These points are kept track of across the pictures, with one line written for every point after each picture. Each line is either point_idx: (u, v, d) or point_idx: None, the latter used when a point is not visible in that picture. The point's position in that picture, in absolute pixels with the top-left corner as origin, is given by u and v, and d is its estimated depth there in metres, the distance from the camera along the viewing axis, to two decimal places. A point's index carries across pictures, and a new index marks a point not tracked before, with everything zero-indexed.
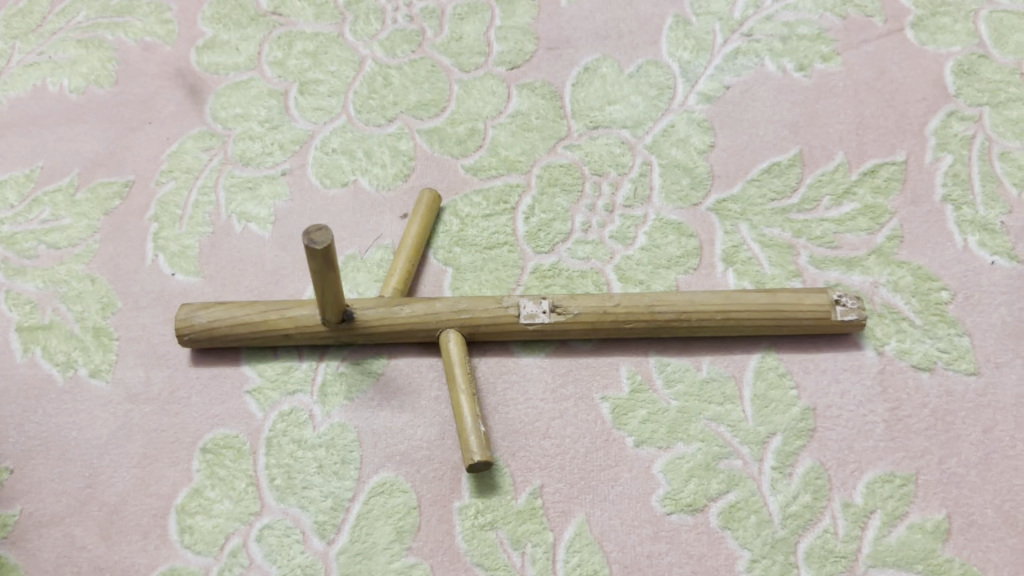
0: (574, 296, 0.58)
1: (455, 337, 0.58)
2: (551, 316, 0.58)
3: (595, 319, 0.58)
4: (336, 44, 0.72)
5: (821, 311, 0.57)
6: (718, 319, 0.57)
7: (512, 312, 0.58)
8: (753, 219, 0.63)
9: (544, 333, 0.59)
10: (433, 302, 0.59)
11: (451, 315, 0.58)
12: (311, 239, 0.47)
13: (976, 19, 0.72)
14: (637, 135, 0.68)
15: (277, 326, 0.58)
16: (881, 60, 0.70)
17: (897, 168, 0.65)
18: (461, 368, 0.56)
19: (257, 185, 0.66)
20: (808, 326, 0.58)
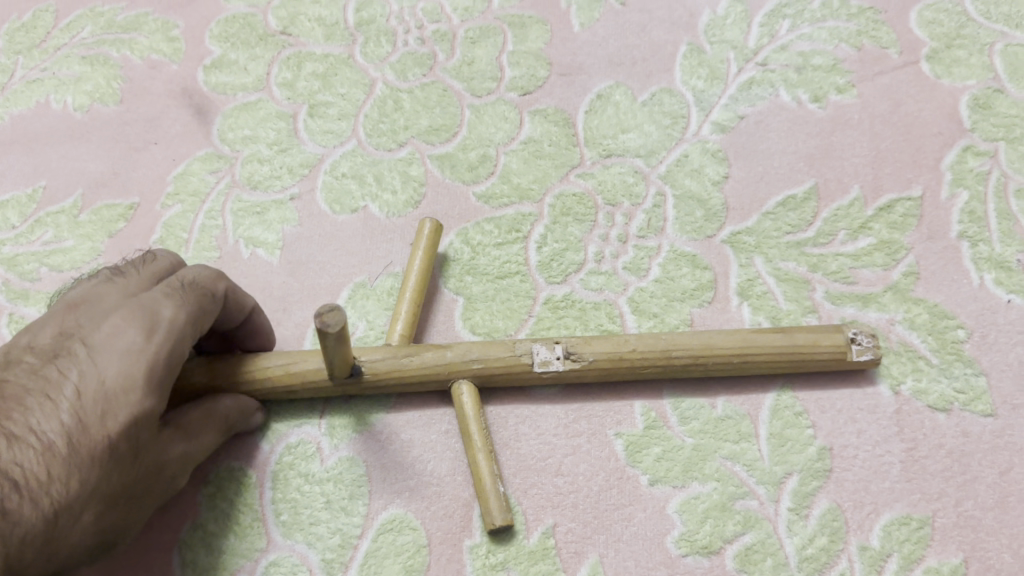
0: (589, 341, 0.57)
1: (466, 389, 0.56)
2: (566, 363, 0.56)
3: (611, 360, 0.56)
4: (346, 66, 0.71)
5: (835, 347, 0.57)
6: (735, 364, 0.57)
7: (525, 360, 0.56)
8: (767, 252, 0.63)
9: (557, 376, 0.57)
10: (441, 349, 0.57)
11: (462, 365, 0.56)
12: (324, 318, 0.45)
13: (991, 53, 0.71)
14: (650, 165, 0.67)
15: (281, 383, 0.55)
16: (896, 92, 0.70)
17: (913, 204, 0.65)
18: (476, 425, 0.55)
19: (265, 210, 0.65)
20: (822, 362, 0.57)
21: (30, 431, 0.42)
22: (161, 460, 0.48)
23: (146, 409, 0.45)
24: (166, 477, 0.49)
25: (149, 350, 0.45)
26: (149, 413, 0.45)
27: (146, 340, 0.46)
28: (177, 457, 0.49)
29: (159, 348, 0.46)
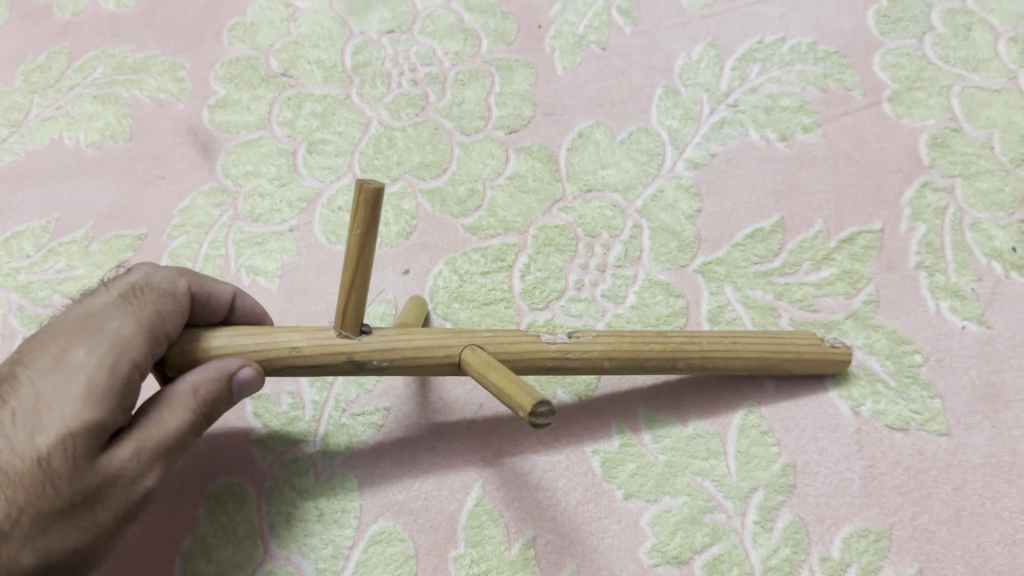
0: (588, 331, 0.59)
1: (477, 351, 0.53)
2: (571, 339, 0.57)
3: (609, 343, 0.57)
4: (343, 106, 0.76)
5: (813, 340, 0.62)
6: (727, 342, 0.59)
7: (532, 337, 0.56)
8: (737, 281, 0.67)
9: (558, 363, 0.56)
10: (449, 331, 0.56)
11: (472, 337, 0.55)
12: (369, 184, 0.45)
13: (949, 95, 0.76)
14: (628, 200, 0.71)
15: (281, 343, 0.52)
16: (859, 132, 0.74)
17: (874, 236, 0.69)
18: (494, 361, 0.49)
19: (266, 240, 0.69)
20: (792, 363, 0.61)
21: None
22: (114, 467, 0.45)
23: (81, 419, 0.45)
24: (125, 485, 0.46)
25: (86, 365, 0.46)
26: (88, 422, 0.45)
27: (85, 356, 0.46)
28: (134, 459, 0.46)
29: (95, 362, 0.46)
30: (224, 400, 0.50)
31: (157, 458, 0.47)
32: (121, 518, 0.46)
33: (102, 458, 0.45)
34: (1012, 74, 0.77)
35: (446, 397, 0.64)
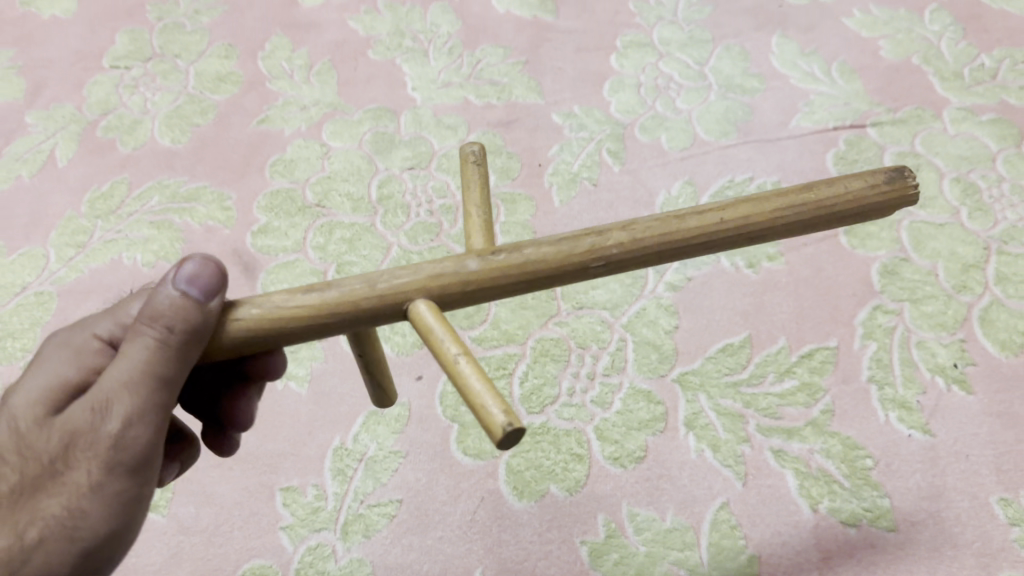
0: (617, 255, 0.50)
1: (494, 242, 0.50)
2: None
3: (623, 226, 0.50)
4: (368, 232, 0.86)
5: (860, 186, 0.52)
6: None
7: None
8: (709, 390, 0.76)
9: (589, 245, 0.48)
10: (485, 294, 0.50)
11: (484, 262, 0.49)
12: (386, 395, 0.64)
13: (899, 227, 0.86)
14: (615, 316, 0.81)
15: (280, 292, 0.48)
16: (818, 260, 0.85)
17: (830, 352, 0.78)
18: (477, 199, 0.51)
19: (297, 350, 0.79)
20: (841, 193, 0.50)
21: None
22: (72, 422, 0.46)
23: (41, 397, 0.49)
24: (90, 435, 0.45)
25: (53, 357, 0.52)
26: (44, 400, 0.49)
27: (50, 350, 0.53)
28: (88, 410, 0.46)
29: (58, 353, 0.52)
30: (190, 309, 0.46)
31: (114, 399, 0.45)
32: (97, 466, 0.45)
33: (66, 418, 0.46)
34: (953, 211, 0.87)
35: (451, 490, 0.72)
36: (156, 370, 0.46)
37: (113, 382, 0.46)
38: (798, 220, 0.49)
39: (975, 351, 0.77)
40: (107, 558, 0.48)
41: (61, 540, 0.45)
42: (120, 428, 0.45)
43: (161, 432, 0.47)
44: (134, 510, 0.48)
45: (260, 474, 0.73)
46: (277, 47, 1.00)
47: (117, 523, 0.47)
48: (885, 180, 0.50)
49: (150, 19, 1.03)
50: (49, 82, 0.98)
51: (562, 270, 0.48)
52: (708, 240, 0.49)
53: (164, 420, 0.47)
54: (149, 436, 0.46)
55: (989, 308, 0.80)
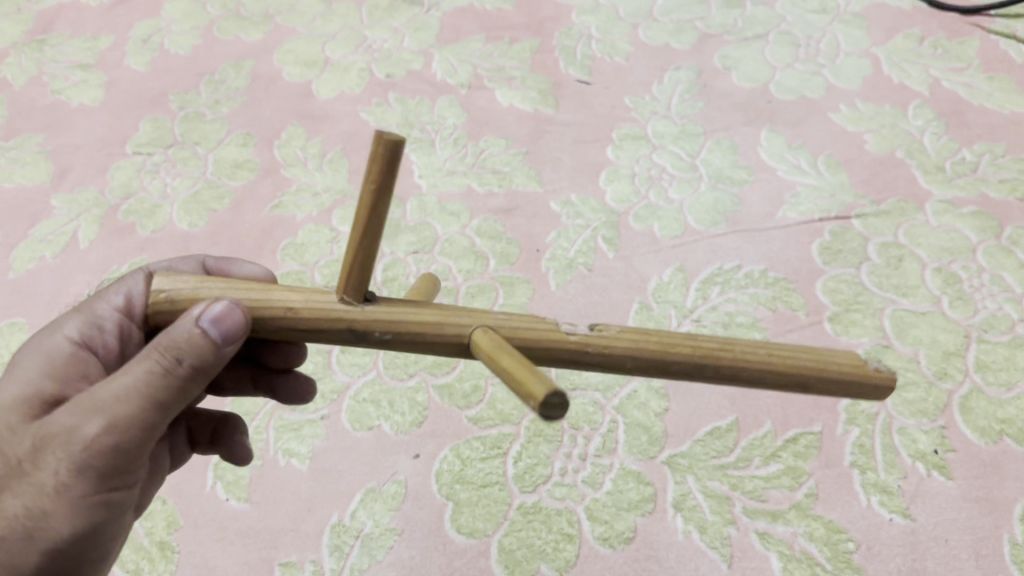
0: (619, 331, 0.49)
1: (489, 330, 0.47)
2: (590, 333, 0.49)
3: (633, 338, 0.48)
4: None
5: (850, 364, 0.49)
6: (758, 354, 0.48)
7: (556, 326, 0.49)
8: (697, 472, 0.79)
9: (573, 359, 0.49)
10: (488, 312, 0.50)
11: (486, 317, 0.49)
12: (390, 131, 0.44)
13: (882, 315, 0.90)
14: (607, 397, 0.85)
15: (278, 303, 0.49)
16: (803, 346, 0.88)
17: (814, 437, 0.81)
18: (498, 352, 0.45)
19: (301, 427, 0.83)
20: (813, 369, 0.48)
21: None
22: (52, 429, 0.50)
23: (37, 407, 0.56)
24: (66, 443, 0.50)
25: (31, 362, 0.60)
26: (26, 405, 0.56)
27: (33, 356, 0.61)
28: (68, 420, 0.50)
29: (33, 357, 0.60)
30: (202, 348, 0.48)
31: (94, 414, 0.49)
32: (65, 474, 0.50)
33: (53, 423, 0.51)
34: (935, 299, 0.90)
35: (445, 568, 0.74)
36: (148, 398, 0.49)
37: (101, 399, 0.49)
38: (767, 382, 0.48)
39: (954, 438, 0.80)
40: (74, 555, 0.53)
41: (24, 535, 0.51)
42: (92, 442, 0.49)
43: (140, 449, 0.51)
44: (100, 514, 0.52)
45: (260, 549, 0.76)
46: (292, 136, 1.06)
47: (79, 525, 0.51)
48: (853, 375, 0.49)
49: (173, 108, 1.10)
50: (74, 167, 1.04)
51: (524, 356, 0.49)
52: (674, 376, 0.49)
53: (143, 439, 0.51)
54: (121, 451, 0.50)
55: (969, 396, 0.82)
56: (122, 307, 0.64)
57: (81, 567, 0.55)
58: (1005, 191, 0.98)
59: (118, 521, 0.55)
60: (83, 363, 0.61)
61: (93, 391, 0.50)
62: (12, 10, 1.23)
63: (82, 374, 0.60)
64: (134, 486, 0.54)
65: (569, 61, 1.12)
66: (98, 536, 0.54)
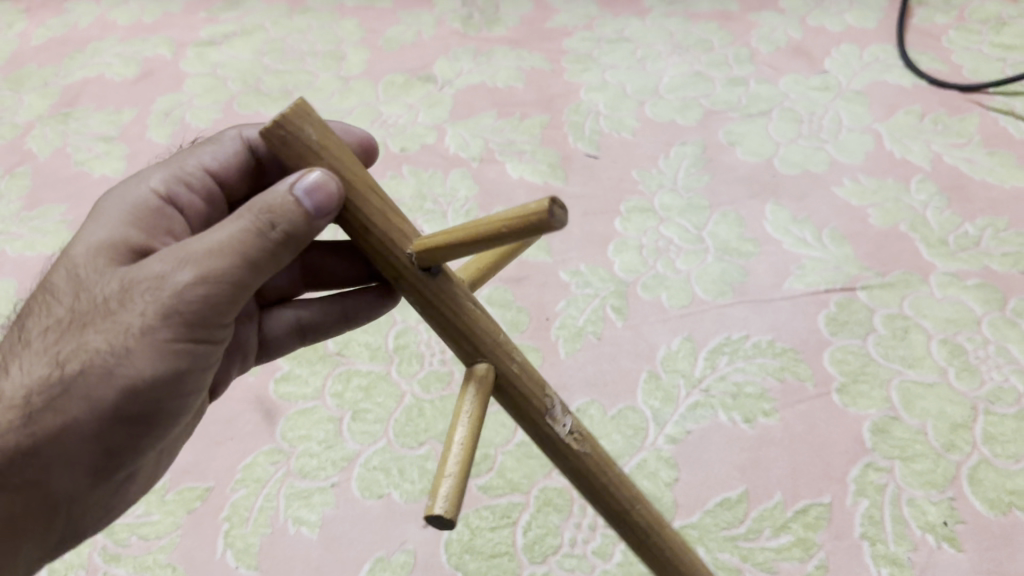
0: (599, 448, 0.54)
1: (486, 376, 0.52)
2: (570, 437, 0.53)
3: (604, 461, 0.53)
4: (384, 380, 0.91)
5: None
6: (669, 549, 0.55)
7: (547, 406, 0.53)
8: (708, 543, 0.80)
9: (540, 432, 0.53)
10: (513, 352, 0.54)
11: (503, 357, 0.53)
12: (550, 209, 0.40)
13: (889, 386, 0.90)
14: (616, 467, 0.85)
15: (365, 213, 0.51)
16: (812, 417, 0.88)
17: (824, 508, 0.81)
18: (471, 404, 0.50)
19: (311, 494, 0.83)
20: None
21: (50, 291, 0.58)
22: (147, 273, 0.53)
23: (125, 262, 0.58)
24: (160, 284, 0.52)
25: (116, 208, 0.64)
26: (114, 259, 0.59)
27: (117, 205, 0.64)
28: (164, 266, 0.52)
29: (119, 208, 0.64)
30: (296, 215, 0.49)
31: (190, 260, 0.51)
32: (154, 314, 0.52)
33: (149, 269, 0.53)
34: (942, 371, 0.91)
35: None
36: (241, 252, 0.51)
37: (200, 249, 0.52)
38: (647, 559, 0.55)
39: (964, 510, 0.80)
40: (150, 403, 0.55)
41: (104, 370, 0.52)
42: (184, 286, 0.51)
43: (227, 303, 0.53)
44: (179, 365, 0.54)
45: None
46: None
47: (158, 371, 0.53)
48: None
49: None
50: None
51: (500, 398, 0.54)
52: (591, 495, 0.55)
53: (231, 295, 0.53)
54: (208, 303, 0.52)
55: (978, 467, 0.83)
56: (209, 169, 0.68)
57: (151, 419, 0.56)
58: (1008, 264, 1.00)
59: (197, 375, 0.57)
60: (168, 219, 0.64)
61: (190, 241, 0.53)
62: (4, 64, 1.16)
63: (166, 231, 0.64)
64: (216, 342, 0.56)
65: (577, 136, 1.13)
66: (176, 386, 0.56)
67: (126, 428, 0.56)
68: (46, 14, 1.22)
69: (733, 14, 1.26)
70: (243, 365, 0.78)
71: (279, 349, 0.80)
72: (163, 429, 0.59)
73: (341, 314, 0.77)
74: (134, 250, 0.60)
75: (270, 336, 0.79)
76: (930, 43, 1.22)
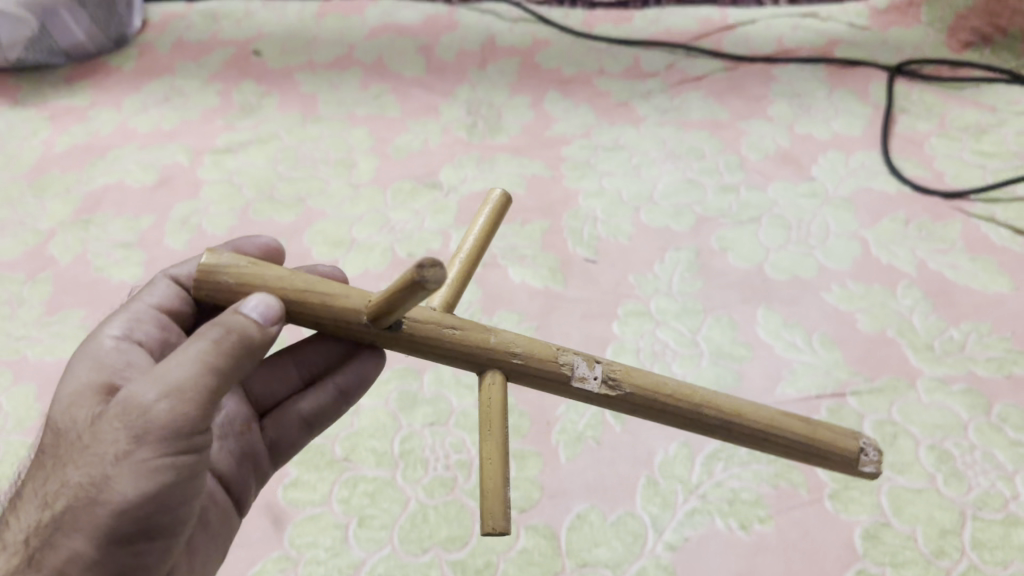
0: (630, 376, 0.65)
1: (496, 381, 0.64)
2: (600, 385, 0.65)
3: (643, 392, 0.65)
4: (389, 486, 0.93)
5: (839, 441, 0.65)
6: (755, 424, 0.65)
7: (566, 371, 0.65)
8: None
9: (578, 393, 0.66)
10: (512, 351, 0.65)
11: (502, 354, 0.65)
12: (422, 270, 0.50)
13: (879, 492, 0.93)
14: None
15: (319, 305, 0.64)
16: (807, 524, 0.91)
17: None
18: (495, 405, 0.63)
19: None
20: (793, 434, 0.65)
21: (39, 450, 0.64)
22: (120, 404, 0.58)
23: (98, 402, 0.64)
24: (134, 411, 0.57)
25: (80, 360, 0.69)
26: (89, 398, 0.64)
27: (78, 357, 0.70)
28: (134, 393, 0.58)
29: (82, 358, 0.69)
30: (251, 332, 0.60)
31: (157, 383, 0.58)
32: (132, 436, 0.57)
33: (122, 400, 0.59)
34: (930, 476, 0.94)
35: None
36: (203, 366, 0.58)
37: (165, 370, 0.58)
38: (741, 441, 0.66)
39: None
40: (144, 521, 0.59)
41: (97, 496, 0.57)
42: (155, 407, 0.57)
43: (197, 412, 0.58)
44: (166, 477, 0.58)
45: None
46: None
47: (147, 487, 0.57)
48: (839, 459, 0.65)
49: None
50: None
51: (525, 381, 0.66)
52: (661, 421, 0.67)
53: (202, 406, 0.58)
54: (176, 415, 0.57)
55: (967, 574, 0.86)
56: (159, 306, 0.76)
57: (151, 535, 0.60)
58: (992, 369, 1.03)
59: (187, 488, 0.61)
60: (127, 353, 0.70)
61: (156, 369, 0.59)
62: (26, 170, 1.19)
63: (126, 362, 0.69)
64: (199, 452, 0.60)
65: (576, 241, 1.18)
66: (164, 501, 0.59)
67: (126, 549, 0.59)
68: (70, 121, 1.26)
69: (723, 121, 1.31)
70: (257, 471, 0.83)
71: (289, 447, 0.86)
72: (168, 545, 0.62)
73: (340, 392, 0.84)
74: (105, 389, 0.66)
75: (278, 438, 0.84)
76: (913, 150, 1.27)
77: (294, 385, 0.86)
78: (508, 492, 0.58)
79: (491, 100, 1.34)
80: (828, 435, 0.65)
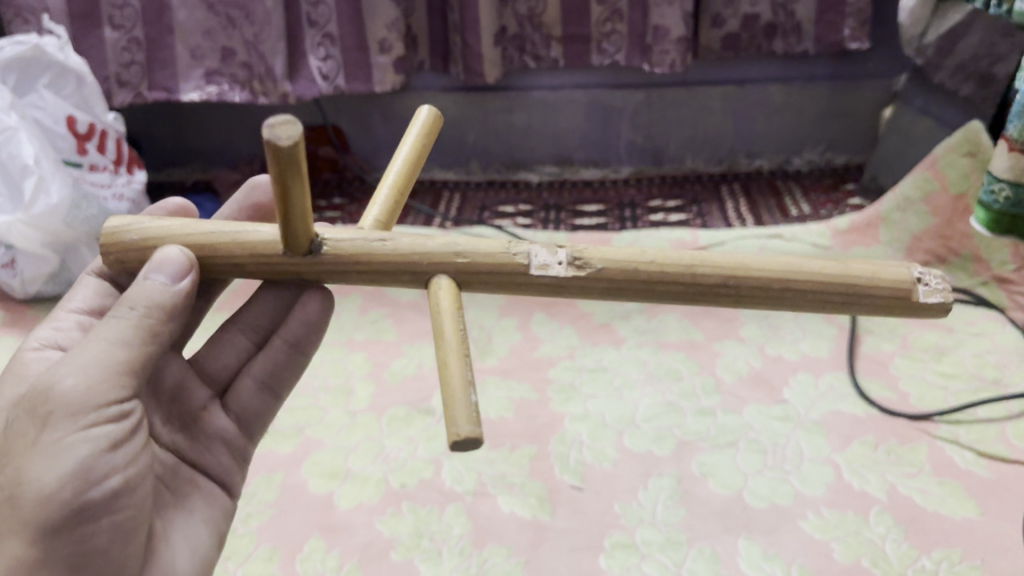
0: (603, 255, 0.79)
1: (445, 284, 0.77)
2: (566, 269, 0.78)
3: (627, 269, 0.78)
4: None
5: (862, 277, 0.80)
6: (774, 281, 0.79)
7: (528, 263, 0.78)
8: None
9: (547, 285, 0.79)
10: (455, 255, 0.79)
11: (440, 258, 0.79)
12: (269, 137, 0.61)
13: None
14: None
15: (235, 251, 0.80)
16: None
17: None
18: (446, 305, 0.75)
19: None
20: (808, 279, 0.79)
21: None
22: (36, 395, 0.72)
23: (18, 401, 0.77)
24: (49, 399, 0.71)
25: (10, 383, 0.85)
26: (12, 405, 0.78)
27: (8, 383, 0.85)
28: (47, 382, 0.72)
29: (12, 382, 0.85)
30: (157, 294, 0.74)
31: (67, 369, 0.72)
32: (51, 417, 0.71)
33: (39, 389, 0.72)
34: None
35: None
36: (112, 345, 0.73)
37: (76, 359, 0.72)
38: (760, 297, 0.79)
39: None
40: (79, 497, 0.72)
41: (27, 483, 0.70)
42: (68, 390, 0.71)
43: (100, 387, 0.72)
44: (87, 448, 0.72)
45: None
46: (313, 549, 1.10)
47: (71, 463, 0.71)
48: (879, 292, 0.80)
49: None
50: None
51: (480, 282, 0.79)
52: (668, 294, 0.80)
53: (113, 379, 0.73)
54: (88, 390, 0.72)
55: None
56: (81, 308, 0.91)
57: (91, 512, 0.73)
58: None
59: (111, 457, 0.74)
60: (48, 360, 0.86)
61: (65, 359, 0.73)
62: None
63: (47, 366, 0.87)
64: (115, 424, 0.74)
65: (563, 467, 1.22)
66: (89, 477, 0.72)
67: (71, 533, 0.73)
68: None
69: (698, 342, 1.43)
70: (230, 449, 0.96)
71: (259, 413, 0.99)
72: (114, 519, 0.76)
73: (290, 345, 0.98)
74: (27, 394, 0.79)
75: (238, 410, 0.98)
76: (879, 371, 1.37)
77: (246, 351, 1.00)
78: (473, 400, 0.66)
79: (481, 323, 1.48)
80: (867, 274, 0.80)
